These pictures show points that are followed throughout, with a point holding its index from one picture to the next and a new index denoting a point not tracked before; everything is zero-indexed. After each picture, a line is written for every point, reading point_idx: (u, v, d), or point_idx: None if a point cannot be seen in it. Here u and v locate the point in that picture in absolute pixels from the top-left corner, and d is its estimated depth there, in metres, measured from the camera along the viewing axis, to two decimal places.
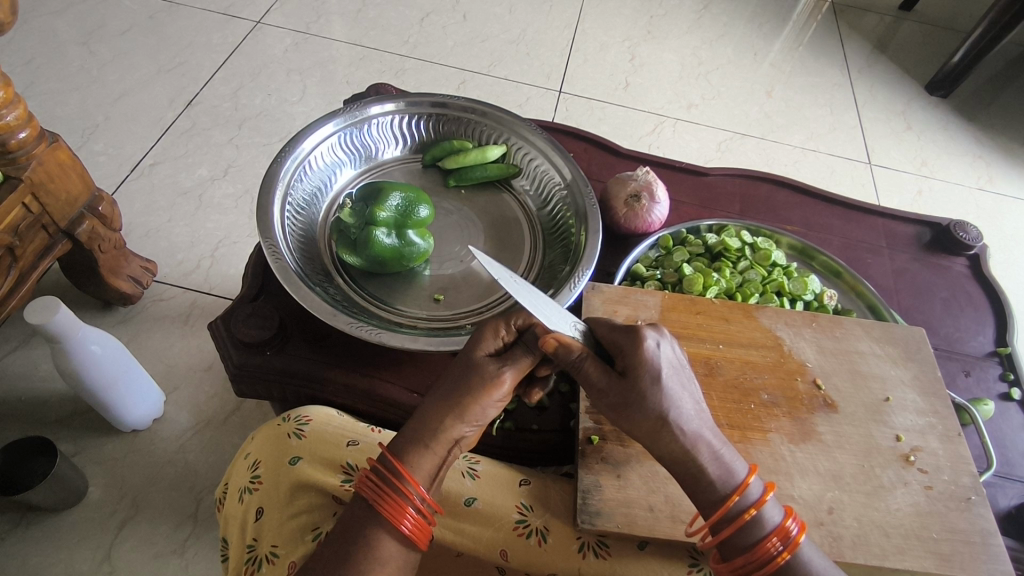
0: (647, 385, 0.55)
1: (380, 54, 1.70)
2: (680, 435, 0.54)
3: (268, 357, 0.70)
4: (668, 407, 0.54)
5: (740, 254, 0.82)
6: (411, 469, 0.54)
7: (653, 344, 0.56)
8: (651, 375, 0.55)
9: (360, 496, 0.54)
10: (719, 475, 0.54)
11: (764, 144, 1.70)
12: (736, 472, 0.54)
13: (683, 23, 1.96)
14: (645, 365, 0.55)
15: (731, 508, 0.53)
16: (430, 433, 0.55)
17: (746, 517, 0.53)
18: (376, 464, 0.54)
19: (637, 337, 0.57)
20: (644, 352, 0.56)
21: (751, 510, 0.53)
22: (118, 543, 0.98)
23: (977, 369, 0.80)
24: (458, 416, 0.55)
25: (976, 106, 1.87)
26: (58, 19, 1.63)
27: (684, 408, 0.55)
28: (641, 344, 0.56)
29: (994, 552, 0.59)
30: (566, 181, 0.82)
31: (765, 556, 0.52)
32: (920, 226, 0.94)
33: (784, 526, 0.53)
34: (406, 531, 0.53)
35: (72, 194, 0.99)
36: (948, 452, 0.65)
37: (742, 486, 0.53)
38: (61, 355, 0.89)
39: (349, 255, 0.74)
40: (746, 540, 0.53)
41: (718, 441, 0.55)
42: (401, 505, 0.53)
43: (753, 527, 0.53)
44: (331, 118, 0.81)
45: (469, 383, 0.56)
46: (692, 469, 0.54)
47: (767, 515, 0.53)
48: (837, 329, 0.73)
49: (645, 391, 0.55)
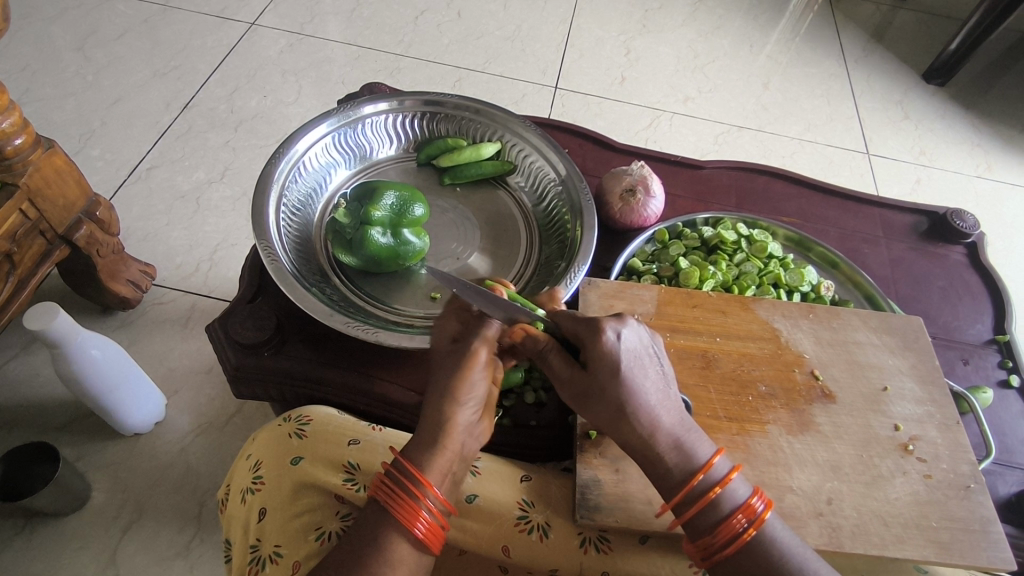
0: (606, 376, 0.54)
1: (375, 54, 1.70)
2: (639, 427, 0.54)
3: (266, 358, 0.70)
4: (629, 400, 0.54)
5: (736, 246, 0.81)
6: (424, 473, 0.54)
7: (612, 336, 0.55)
8: (609, 368, 0.54)
9: (373, 499, 0.54)
10: (678, 462, 0.54)
11: (760, 136, 1.69)
12: (698, 455, 0.54)
13: (679, 16, 1.96)
14: (603, 359, 0.54)
15: (695, 487, 0.53)
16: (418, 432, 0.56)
17: (712, 494, 0.53)
18: (390, 469, 0.55)
19: (596, 330, 0.55)
20: (602, 348, 0.55)
21: (716, 488, 0.53)
22: (122, 546, 0.98)
23: (976, 356, 0.80)
24: (434, 405, 0.56)
25: (974, 93, 1.86)
26: (52, 26, 1.63)
27: (646, 398, 0.54)
28: (599, 337, 0.55)
29: (994, 539, 0.59)
30: (561, 177, 0.82)
31: (730, 533, 0.52)
32: (916, 214, 0.93)
33: (750, 504, 0.53)
34: (420, 534, 0.53)
35: (69, 199, 0.99)
36: (946, 440, 0.65)
37: (706, 465, 0.54)
38: (61, 360, 0.89)
39: (346, 255, 0.74)
40: (712, 519, 0.53)
41: (685, 426, 0.55)
42: (415, 508, 0.53)
43: (717, 504, 0.53)
44: (324, 119, 0.81)
45: (440, 374, 0.57)
46: (652, 459, 0.55)
47: (732, 493, 0.53)
48: (834, 319, 0.72)
49: (605, 383, 0.54)
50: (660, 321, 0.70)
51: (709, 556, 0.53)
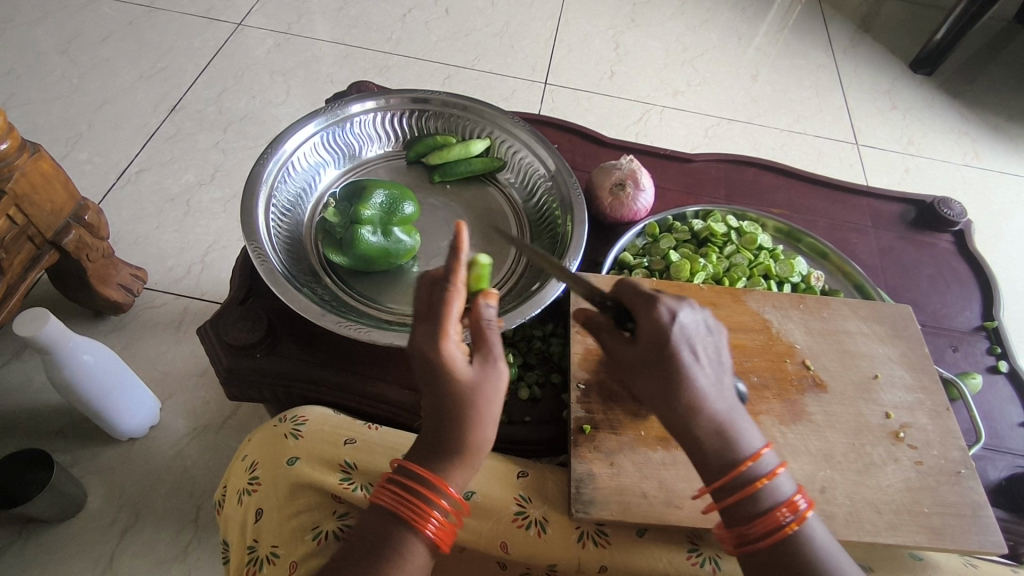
0: (661, 356, 0.53)
1: (364, 52, 1.69)
2: (683, 404, 0.53)
3: (258, 359, 0.70)
4: (679, 374, 0.53)
5: (726, 238, 0.82)
6: (437, 475, 0.53)
7: (667, 314, 0.54)
8: (659, 347, 0.54)
9: (388, 503, 0.53)
10: (725, 447, 0.53)
11: (750, 128, 1.70)
12: (749, 443, 0.53)
13: (667, 9, 1.96)
14: (660, 331, 0.54)
15: (742, 475, 0.52)
16: (442, 445, 0.53)
17: (758, 485, 0.52)
18: (394, 474, 0.54)
19: (651, 307, 0.54)
20: (656, 318, 0.54)
21: (763, 479, 0.52)
22: (120, 551, 0.98)
23: (965, 343, 0.81)
24: (464, 425, 0.52)
25: (961, 82, 1.87)
26: (37, 29, 1.61)
27: (697, 381, 0.53)
28: (654, 314, 0.54)
29: (985, 523, 0.60)
30: (551, 172, 0.82)
31: (773, 525, 0.51)
32: (904, 204, 0.94)
33: (792, 501, 0.52)
34: (432, 535, 0.53)
35: (57, 204, 0.99)
36: (937, 427, 0.65)
37: (756, 455, 0.52)
38: (52, 366, 0.89)
39: (336, 255, 0.74)
40: (754, 509, 0.52)
41: (734, 411, 0.54)
42: (425, 510, 0.52)
43: (761, 496, 0.52)
44: (312, 118, 0.81)
45: (461, 401, 0.52)
46: (695, 438, 0.53)
47: (778, 487, 0.53)
48: (824, 309, 0.73)
49: (660, 362, 0.53)
50: None
51: (742, 544, 0.53)
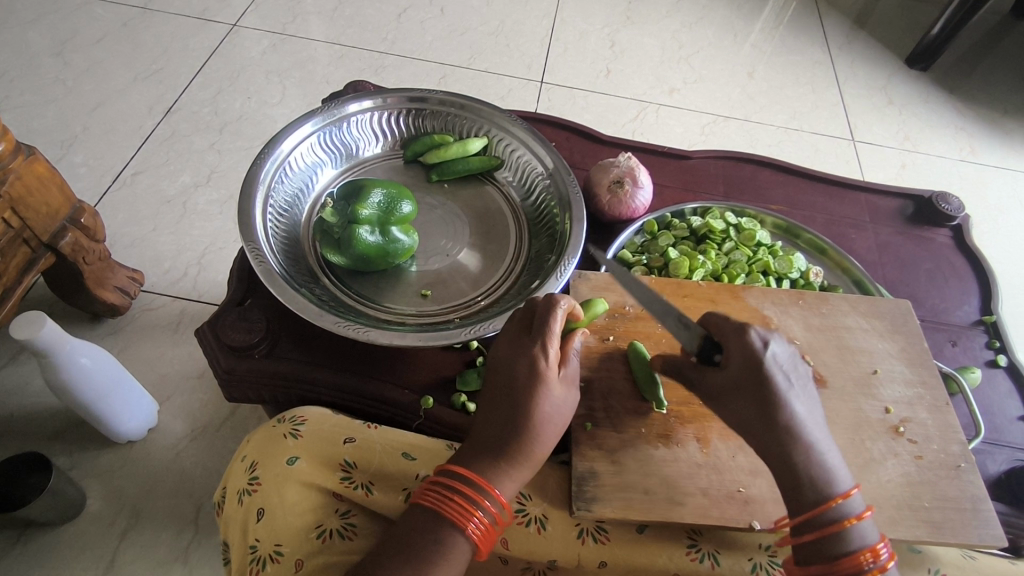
0: (760, 385, 0.54)
1: (359, 52, 1.69)
2: (778, 432, 0.54)
3: (256, 360, 0.70)
4: (770, 401, 0.54)
5: (724, 235, 0.82)
6: (485, 479, 0.57)
7: (761, 345, 0.55)
8: (756, 377, 0.54)
9: (436, 502, 0.56)
10: (822, 478, 0.53)
11: (746, 125, 1.70)
12: (840, 481, 0.54)
13: (663, 7, 1.96)
14: (751, 360, 0.54)
15: (829, 512, 0.52)
16: (509, 447, 0.58)
17: (845, 524, 0.52)
18: (438, 477, 0.57)
19: (745, 338, 0.55)
20: (750, 346, 0.55)
21: (850, 520, 0.52)
22: (119, 554, 0.97)
23: (964, 337, 0.81)
24: (536, 432, 0.58)
25: (957, 77, 1.88)
26: (30, 31, 1.61)
27: (795, 410, 0.54)
28: (749, 345, 0.55)
29: (985, 517, 0.60)
30: (549, 170, 0.82)
31: (855, 567, 0.51)
32: (902, 199, 0.94)
33: (876, 546, 0.52)
34: (473, 534, 0.55)
35: (52, 206, 0.98)
36: (937, 421, 0.65)
37: (846, 494, 0.53)
38: (50, 369, 0.89)
39: (334, 254, 0.74)
40: (838, 547, 0.52)
41: (825, 441, 0.55)
42: (468, 510, 0.55)
43: (846, 535, 0.52)
44: (308, 118, 0.80)
45: (541, 411, 0.58)
46: (786, 464, 0.54)
47: (863, 531, 0.52)
48: (824, 305, 0.73)
49: (756, 390, 0.54)
50: (650, 312, 0.71)
51: None
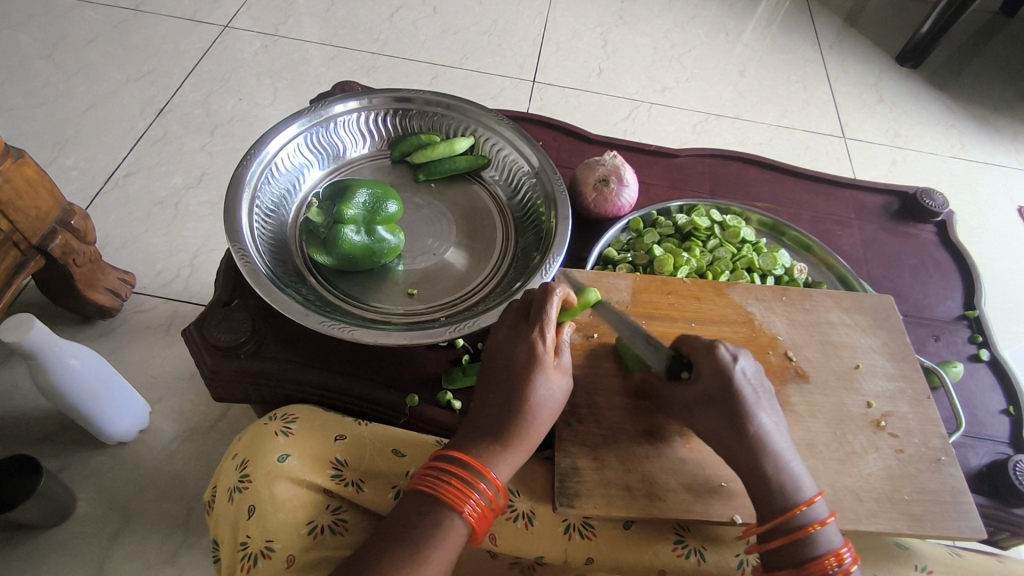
0: (726, 397, 0.58)
1: (351, 53, 1.69)
2: (746, 441, 0.57)
3: (242, 360, 0.70)
4: (735, 413, 0.57)
5: (709, 232, 0.82)
6: (482, 461, 0.57)
7: (729, 357, 0.59)
8: (723, 388, 0.58)
9: (429, 487, 0.56)
10: (790, 485, 0.56)
11: (738, 123, 1.70)
12: (804, 489, 0.57)
13: (655, 6, 1.96)
14: (717, 375, 0.59)
15: (794, 519, 0.55)
16: (504, 430, 0.58)
17: (809, 530, 0.54)
18: (435, 462, 0.58)
19: (714, 352, 0.59)
20: (719, 362, 0.59)
21: (814, 525, 0.55)
22: (111, 555, 0.98)
23: (947, 332, 0.81)
24: (531, 416, 0.59)
25: (947, 75, 1.89)
26: (22, 33, 1.61)
27: (762, 423, 0.58)
28: (717, 357, 0.59)
29: (964, 509, 0.61)
30: (534, 169, 0.83)
31: (819, 570, 0.53)
32: (888, 195, 0.95)
33: (840, 551, 0.54)
34: (470, 516, 0.56)
35: (42, 209, 0.98)
36: (917, 415, 0.66)
37: (810, 501, 0.56)
38: (40, 371, 0.89)
39: (321, 254, 0.74)
40: (803, 552, 0.54)
41: (789, 453, 0.58)
42: (465, 491, 0.56)
43: (812, 541, 0.54)
44: (295, 119, 0.81)
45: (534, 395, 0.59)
46: (750, 472, 0.57)
47: (828, 536, 0.55)
48: (807, 301, 0.73)
49: (723, 403, 0.58)
50: (635, 310, 0.71)
51: None
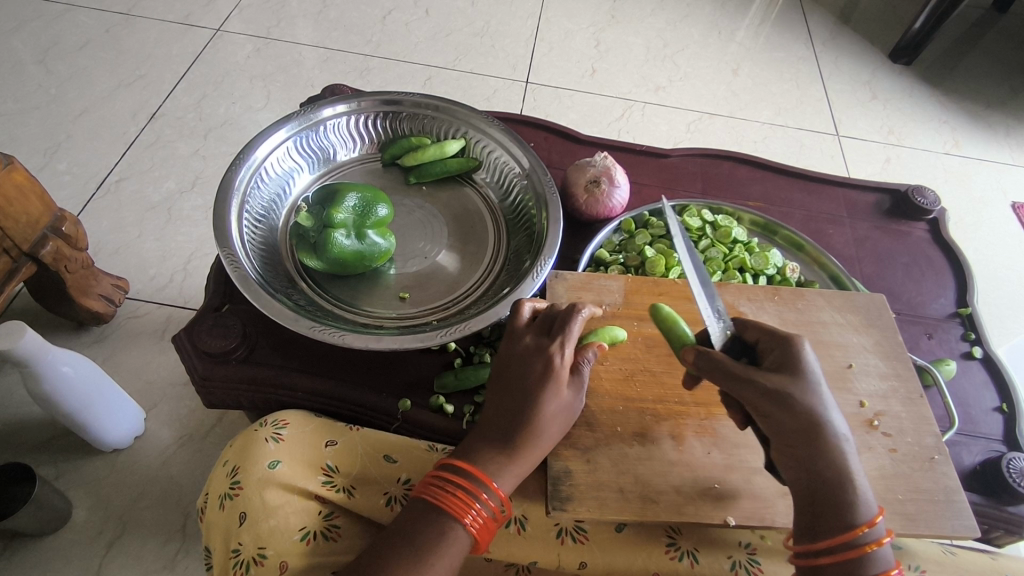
0: (810, 388, 0.55)
1: (344, 55, 1.69)
2: (826, 437, 0.54)
3: (234, 366, 0.70)
4: (814, 404, 0.54)
5: (701, 232, 0.82)
6: (486, 472, 0.57)
7: (809, 352, 0.57)
8: (808, 379, 0.55)
9: (434, 497, 0.56)
10: (861, 494, 0.53)
11: (732, 122, 1.70)
12: (869, 505, 0.53)
13: (648, 6, 1.96)
14: (797, 364, 0.56)
15: (857, 538, 0.51)
16: (514, 442, 0.58)
17: (865, 550, 0.51)
18: (440, 471, 0.58)
19: (796, 344, 0.57)
20: (801, 354, 0.57)
21: (873, 546, 0.51)
22: (107, 562, 0.97)
23: (939, 330, 0.81)
24: (539, 430, 0.58)
25: (941, 71, 1.89)
26: (13, 39, 1.60)
27: (837, 421, 0.55)
28: (801, 349, 0.57)
29: (959, 508, 0.61)
30: (525, 170, 0.82)
31: None
32: (879, 193, 0.95)
33: (889, 572, 0.52)
34: (472, 527, 0.55)
35: (33, 215, 0.98)
36: (911, 414, 0.66)
37: (873, 521, 0.52)
38: (32, 379, 0.88)
39: (311, 259, 0.73)
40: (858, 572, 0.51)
41: (855, 458, 0.55)
42: (468, 501, 0.56)
43: (870, 562, 0.51)
44: (284, 124, 0.80)
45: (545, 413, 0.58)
46: (823, 474, 0.53)
47: (883, 558, 0.52)
48: (799, 300, 0.73)
49: (808, 394, 0.55)
50: (627, 311, 0.71)
51: None
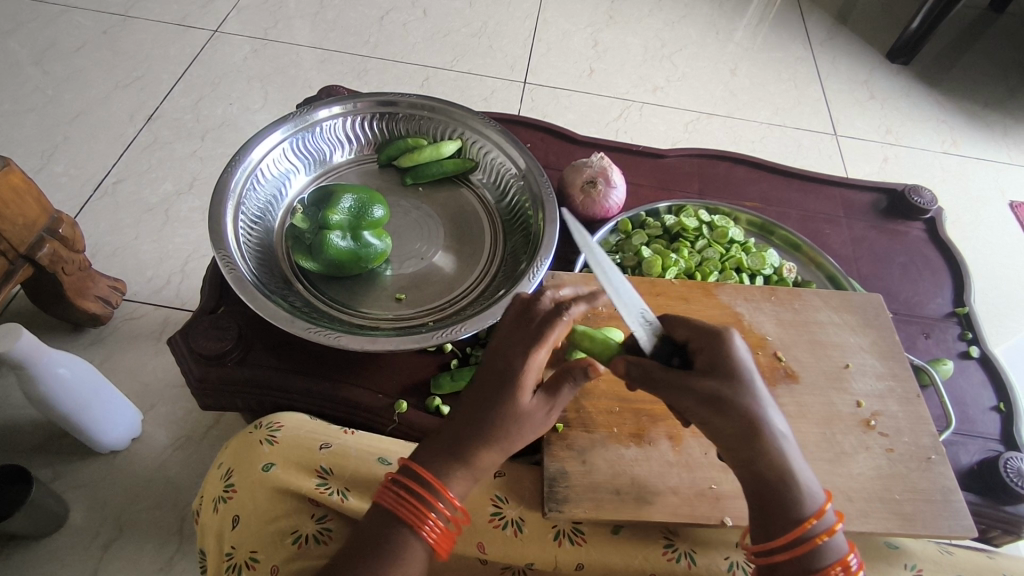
0: (740, 386, 0.50)
1: (341, 56, 1.69)
2: (764, 440, 0.50)
3: (230, 368, 0.70)
4: (749, 408, 0.50)
5: (697, 232, 0.82)
6: (442, 480, 0.55)
7: (739, 346, 0.52)
8: (739, 377, 0.51)
9: (388, 506, 0.55)
10: (807, 491, 0.50)
11: (730, 122, 1.70)
12: (815, 496, 0.50)
13: (645, 6, 1.96)
14: (728, 364, 0.51)
15: (804, 532, 0.49)
16: (466, 451, 0.55)
17: (816, 543, 0.49)
18: (397, 476, 0.56)
19: (723, 338, 0.52)
20: (727, 350, 0.52)
21: (822, 537, 0.49)
22: (103, 564, 0.97)
23: (936, 330, 0.81)
24: (491, 442, 0.55)
25: (938, 71, 1.89)
26: (10, 41, 1.60)
27: (775, 417, 0.51)
28: (728, 343, 0.52)
29: (955, 508, 0.61)
30: (521, 171, 0.82)
31: None
32: (876, 193, 0.95)
33: (846, 557, 0.49)
34: (429, 537, 0.54)
35: (29, 218, 0.98)
36: (907, 414, 0.66)
37: (820, 511, 0.49)
38: (28, 382, 0.88)
39: (306, 260, 0.73)
40: (809, 564, 0.49)
41: (797, 456, 0.51)
42: (423, 511, 0.54)
43: (820, 553, 0.49)
44: (279, 125, 0.80)
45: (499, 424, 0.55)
46: (764, 477, 0.50)
47: (835, 544, 0.49)
48: (796, 300, 0.73)
49: (738, 392, 0.50)
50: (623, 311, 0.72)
51: None
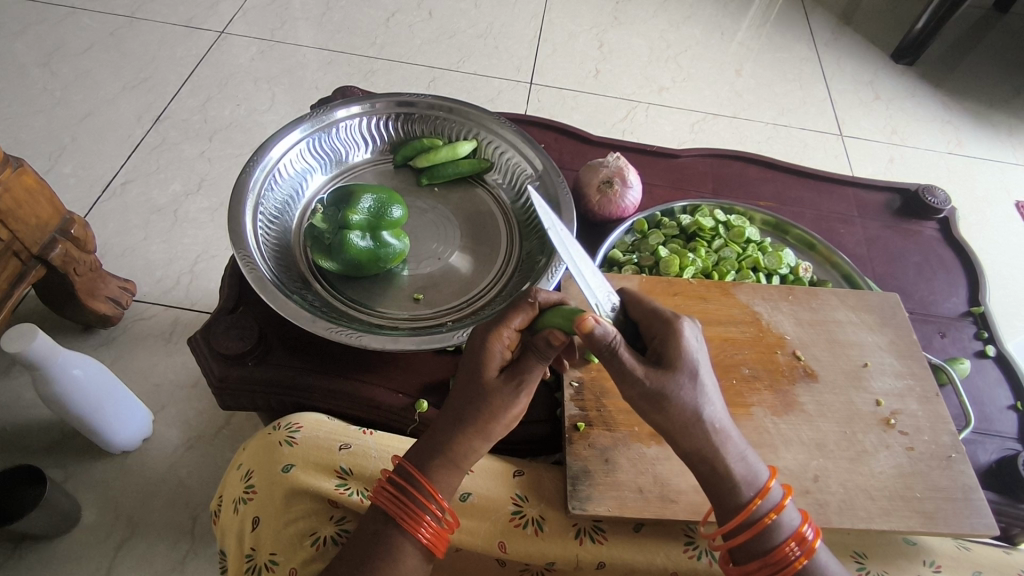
0: (684, 378, 0.51)
1: (347, 57, 1.69)
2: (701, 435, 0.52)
3: (249, 367, 0.70)
4: (689, 404, 0.51)
5: (714, 232, 0.82)
6: (429, 477, 0.56)
7: (691, 338, 0.53)
8: (686, 369, 0.52)
9: (381, 506, 0.56)
10: (745, 476, 0.52)
11: (735, 122, 1.70)
12: (759, 475, 0.53)
13: (650, 7, 1.97)
14: (676, 355, 0.52)
15: (752, 514, 0.52)
16: (447, 445, 0.56)
17: (765, 522, 0.52)
18: (391, 475, 0.57)
19: (675, 329, 0.53)
20: (681, 342, 0.52)
21: (770, 515, 0.52)
22: (116, 564, 0.97)
23: (952, 329, 0.81)
24: (468, 431, 0.56)
25: (943, 71, 1.89)
26: (17, 42, 1.60)
27: (714, 409, 0.52)
28: (679, 335, 0.53)
29: (976, 506, 0.61)
30: (538, 172, 0.82)
31: (782, 559, 0.51)
32: (889, 193, 0.95)
33: (800, 530, 0.52)
34: (425, 539, 0.56)
35: (42, 218, 0.98)
36: (927, 412, 0.66)
37: (764, 489, 0.52)
38: (43, 382, 0.88)
39: (326, 261, 0.74)
40: (763, 544, 0.52)
41: (738, 444, 0.53)
42: (418, 513, 0.55)
43: (770, 531, 0.52)
44: (297, 125, 0.81)
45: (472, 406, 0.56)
46: (702, 467, 0.52)
47: (787, 519, 0.52)
48: (813, 300, 0.73)
49: (681, 384, 0.51)
50: None
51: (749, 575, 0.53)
